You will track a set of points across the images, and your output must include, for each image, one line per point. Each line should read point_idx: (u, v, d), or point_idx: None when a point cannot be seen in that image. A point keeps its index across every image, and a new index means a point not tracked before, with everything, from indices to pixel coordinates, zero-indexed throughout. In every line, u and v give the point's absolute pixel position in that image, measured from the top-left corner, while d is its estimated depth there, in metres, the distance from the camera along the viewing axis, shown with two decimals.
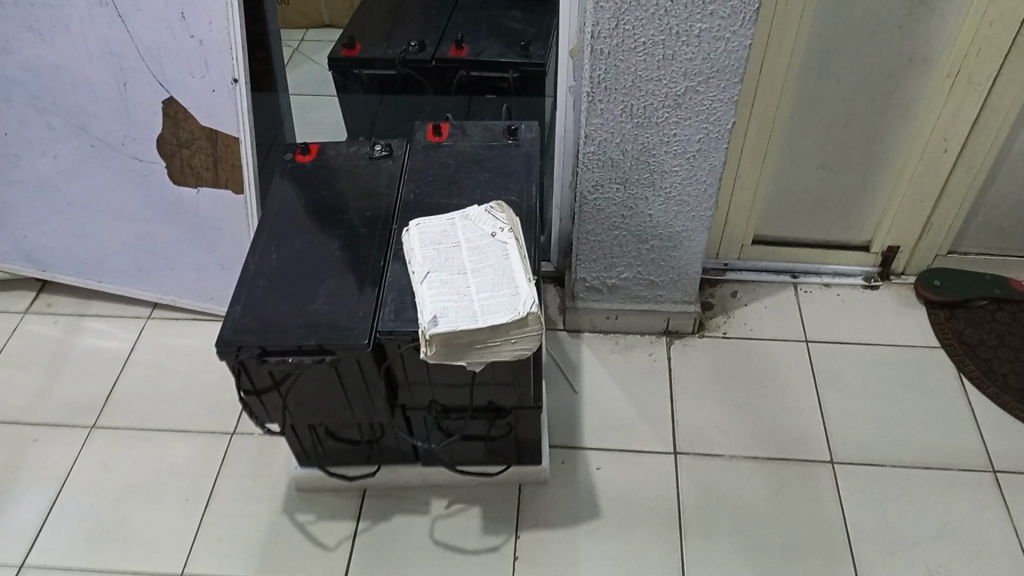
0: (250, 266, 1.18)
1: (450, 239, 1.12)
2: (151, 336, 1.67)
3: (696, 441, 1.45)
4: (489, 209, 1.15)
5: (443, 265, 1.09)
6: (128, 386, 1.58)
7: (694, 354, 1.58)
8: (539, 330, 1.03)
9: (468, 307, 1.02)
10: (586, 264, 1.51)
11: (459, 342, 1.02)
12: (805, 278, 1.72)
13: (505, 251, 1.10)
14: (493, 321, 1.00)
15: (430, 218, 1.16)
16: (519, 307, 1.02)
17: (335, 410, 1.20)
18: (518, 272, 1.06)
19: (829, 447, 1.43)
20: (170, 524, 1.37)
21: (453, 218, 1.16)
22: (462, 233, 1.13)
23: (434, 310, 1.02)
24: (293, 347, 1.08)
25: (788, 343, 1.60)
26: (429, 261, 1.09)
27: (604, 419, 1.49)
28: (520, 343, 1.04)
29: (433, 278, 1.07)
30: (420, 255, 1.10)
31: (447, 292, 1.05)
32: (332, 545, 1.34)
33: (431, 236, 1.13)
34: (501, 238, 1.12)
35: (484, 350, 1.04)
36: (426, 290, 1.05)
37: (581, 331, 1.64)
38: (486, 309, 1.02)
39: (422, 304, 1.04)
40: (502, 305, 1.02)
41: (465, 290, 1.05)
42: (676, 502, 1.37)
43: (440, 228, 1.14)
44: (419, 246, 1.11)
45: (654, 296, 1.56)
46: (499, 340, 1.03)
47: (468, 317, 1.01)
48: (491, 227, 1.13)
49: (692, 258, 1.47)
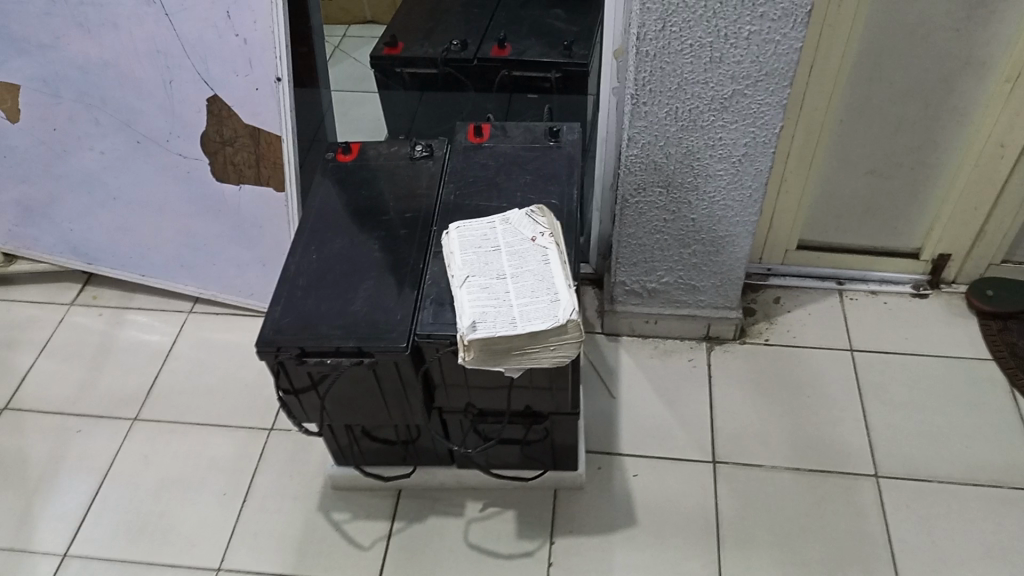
0: (290, 266, 1.18)
1: (489, 243, 1.11)
2: (191, 331, 1.69)
3: (735, 451, 1.42)
4: (529, 213, 1.14)
5: (483, 269, 1.07)
6: (169, 380, 1.60)
7: (735, 361, 1.55)
8: (579, 337, 1.02)
9: (508, 313, 1.01)
10: (626, 267, 1.49)
11: (497, 348, 1.01)
12: (851, 284, 1.67)
13: (546, 257, 1.08)
14: (532, 327, 0.99)
15: (470, 221, 1.14)
16: (558, 314, 1.00)
17: (372, 411, 1.20)
18: (559, 279, 1.05)
19: (873, 460, 1.40)
20: (208, 519, 1.39)
21: (493, 221, 1.14)
22: (502, 237, 1.11)
23: (472, 315, 1.02)
24: (331, 349, 1.08)
25: (831, 351, 1.56)
26: (468, 266, 1.08)
27: (641, 425, 1.47)
28: (560, 351, 1.03)
29: (473, 282, 1.06)
30: (460, 259, 1.09)
31: (486, 297, 1.04)
32: (366, 545, 1.34)
33: (471, 239, 1.12)
34: (542, 243, 1.10)
35: (523, 356, 1.03)
36: (465, 295, 1.04)
37: (619, 335, 1.61)
38: (525, 315, 1.01)
39: (460, 308, 1.03)
40: (541, 312, 1.01)
41: (504, 295, 1.04)
42: (714, 512, 1.34)
43: (480, 232, 1.12)
44: (459, 250, 1.10)
45: (694, 301, 1.53)
46: (537, 346, 1.02)
47: (507, 323, 1.00)
48: (532, 231, 1.11)
49: (735, 264, 1.44)
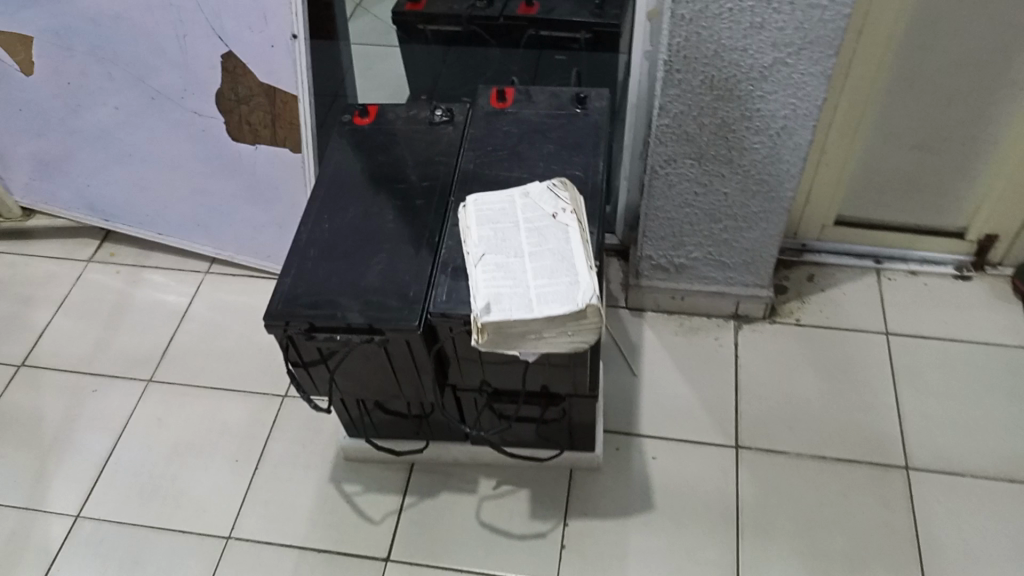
0: (301, 235, 1.14)
1: (508, 218, 1.05)
2: (207, 292, 1.66)
3: (759, 435, 1.37)
4: (551, 186, 1.07)
5: (500, 246, 1.02)
6: (184, 341, 1.58)
7: (763, 340, 1.49)
8: (598, 323, 0.97)
9: (524, 294, 0.97)
10: (653, 242, 1.42)
11: (512, 332, 0.97)
12: (889, 263, 1.59)
13: (566, 235, 1.02)
14: (549, 311, 0.94)
15: (489, 194, 1.09)
16: (577, 299, 0.95)
17: (383, 387, 1.16)
18: (579, 259, 0.99)
19: (904, 451, 1.34)
20: (220, 485, 1.38)
21: (512, 194, 1.08)
22: (521, 212, 1.06)
23: (487, 296, 0.97)
24: (341, 325, 1.04)
25: (865, 334, 1.49)
26: (485, 242, 1.03)
27: (662, 406, 1.42)
28: (577, 336, 0.98)
29: (489, 260, 1.01)
30: (476, 234, 1.04)
31: (502, 277, 0.99)
32: (377, 519, 1.32)
33: (488, 213, 1.06)
34: (563, 220, 1.04)
35: (538, 340, 0.98)
36: (480, 273, 1.00)
37: (643, 310, 1.56)
38: (542, 298, 0.96)
39: (475, 288, 0.98)
40: (559, 295, 0.96)
41: (521, 275, 0.99)
42: (734, 500, 1.30)
43: (498, 206, 1.07)
44: (475, 225, 1.05)
45: (723, 278, 1.47)
46: (554, 331, 0.97)
47: (524, 306, 0.95)
48: (553, 206, 1.05)
49: (767, 240, 1.37)
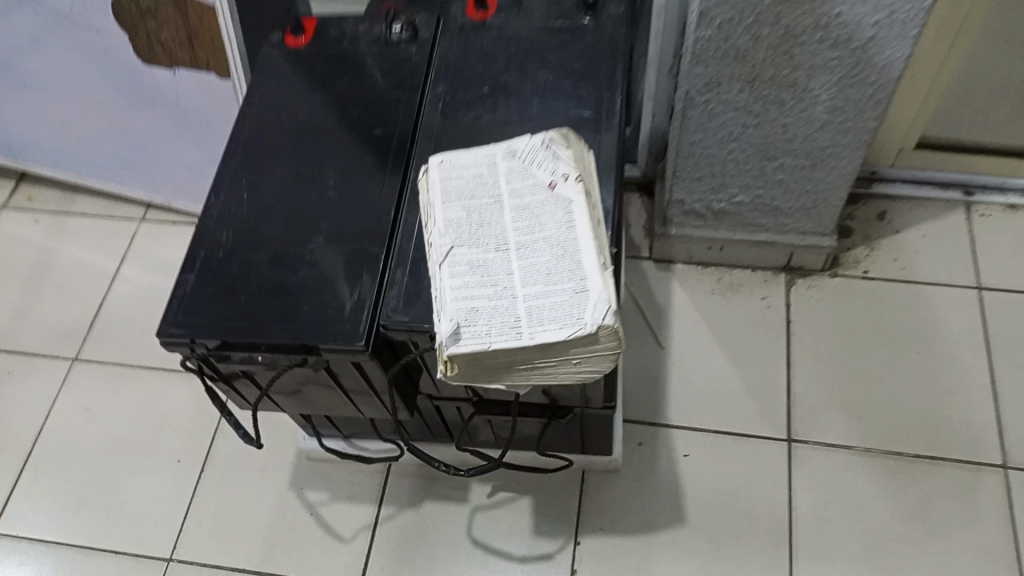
0: (211, 210, 0.84)
1: (486, 190, 0.76)
2: (144, 246, 1.38)
3: (816, 427, 1.11)
4: (546, 142, 0.77)
5: (475, 234, 0.73)
6: (117, 309, 1.31)
7: (821, 300, 1.20)
8: (615, 350, 0.68)
9: (509, 310, 0.68)
10: (686, 184, 1.11)
11: (494, 363, 0.69)
12: (982, 195, 1.27)
13: (569, 215, 0.73)
14: (545, 338, 0.66)
15: (460, 153, 0.79)
16: (585, 319, 0.66)
17: (335, 404, 0.89)
18: (589, 255, 0.70)
19: (1000, 444, 1.07)
20: (160, 494, 1.15)
21: (493, 153, 0.78)
22: (504, 181, 0.76)
23: (455, 313, 0.68)
24: (262, 345, 0.76)
25: (950, 290, 1.20)
26: (453, 229, 0.73)
27: (695, 387, 1.16)
28: (587, 366, 0.69)
29: (459, 257, 0.72)
30: (442, 217, 0.74)
31: (478, 282, 0.70)
32: (347, 536, 1.09)
33: (460, 183, 0.76)
34: (563, 192, 0.74)
35: (531, 372, 0.70)
36: (445, 278, 0.71)
37: (672, 262, 1.26)
38: (535, 316, 0.67)
39: (439, 300, 0.70)
40: (559, 311, 0.67)
41: (505, 280, 0.70)
42: (785, 510, 1.06)
43: (474, 173, 0.77)
44: (440, 203, 0.75)
45: (774, 225, 1.16)
46: (552, 360, 0.69)
47: (510, 330, 0.67)
48: (549, 171, 0.75)
49: (836, 181, 1.06)
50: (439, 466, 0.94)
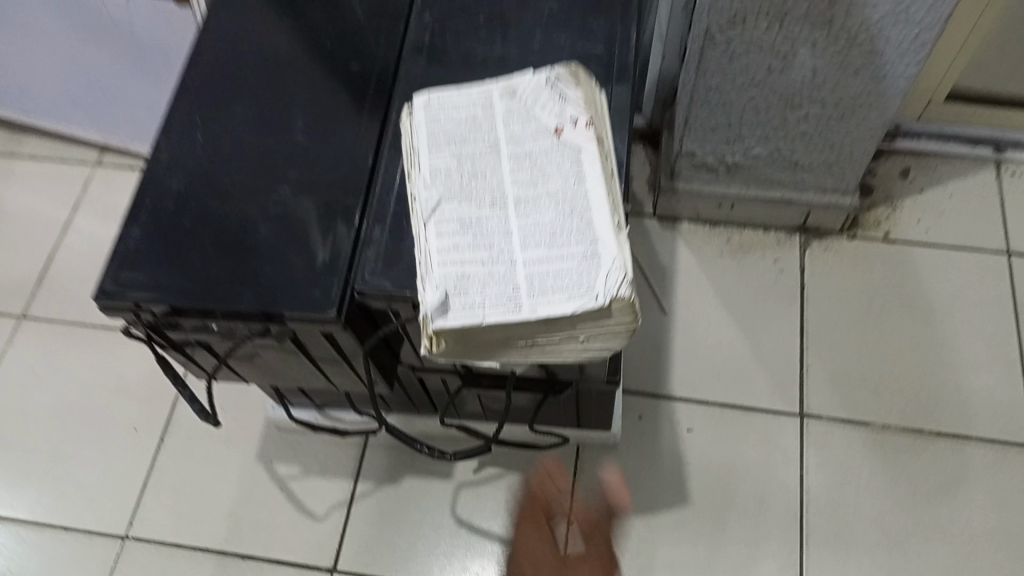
0: (159, 153, 0.73)
1: (480, 135, 0.65)
2: (99, 193, 1.26)
3: (831, 401, 1.03)
4: (551, 80, 0.66)
5: (466, 185, 0.62)
6: (68, 262, 1.20)
7: (839, 264, 1.11)
8: (629, 326, 0.59)
9: (506, 277, 0.58)
10: (699, 133, 1.00)
11: (486, 339, 0.59)
12: (1013, 152, 1.17)
13: (578, 166, 0.62)
14: (548, 311, 0.56)
15: (449, 90, 0.68)
16: (596, 289, 0.56)
17: (305, 375, 0.79)
18: (601, 213, 0.60)
19: None
20: (115, 465, 1.05)
21: (489, 91, 0.67)
22: (501, 124, 0.65)
23: (442, 279, 0.58)
24: (216, 311, 0.66)
25: (977, 255, 1.11)
26: (441, 180, 0.63)
27: (701, 356, 1.06)
28: (593, 343, 0.60)
29: (448, 213, 0.61)
30: (427, 165, 0.64)
31: (469, 242, 0.60)
32: (320, 514, 1.00)
33: (450, 126, 0.65)
34: (572, 138, 0.63)
35: (531, 349, 0.60)
36: (431, 237, 0.60)
37: (677, 219, 1.16)
38: (536, 284, 0.57)
39: (424, 262, 0.60)
40: (566, 280, 0.57)
41: (501, 241, 0.60)
42: (796, 491, 0.98)
43: (466, 114, 0.66)
44: (426, 149, 0.64)
45: (792, 181, 1.06)
46: (556, 336, 0.59)
47: (506, 300, 0.57)
48: (555, 114, 0.64)
49: (864, 133, 0.96)
50: (424, 449, 0.90)
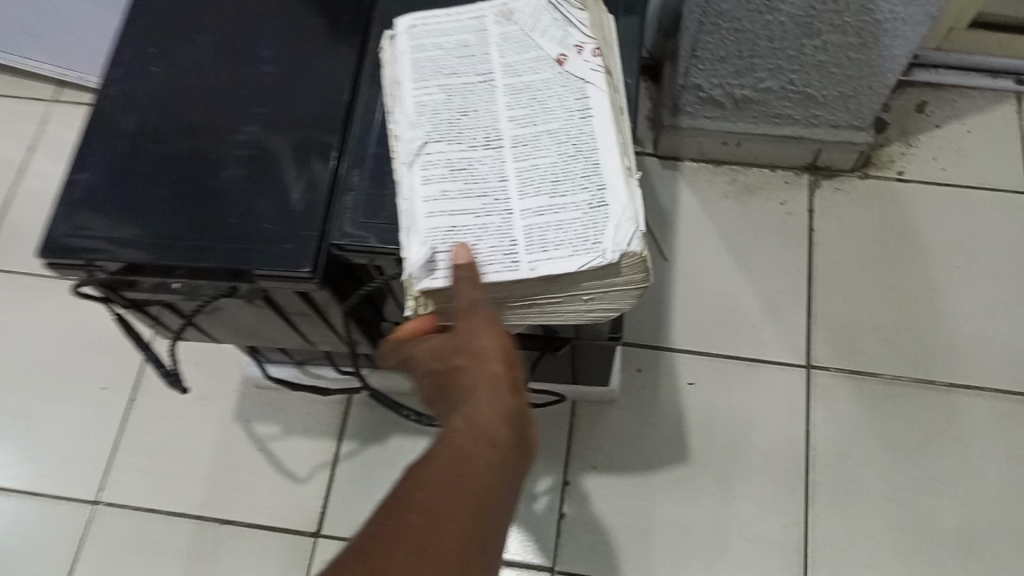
0: (109, 88, 0.64)
1: (472, 64, 0.58)
2: (57, 132, 1.17)
3: (841, 352, 0.97)
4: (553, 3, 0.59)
5: (455, 123, 0.55)
6: (26, 207, 1.11)
7: (850, 206, 1.05)
8: (640, 284, 0.52)
9: (502, 230, 0.51)
10: (705, 65, 0.92)
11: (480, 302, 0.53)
12: None
13: (583, 100, 0.55)
14: (550, 270, 0.50)
15: (436, 13, 0.60)
16: (605, 245, 0.50)
17: (281, 334, 0.72)
18: (609, 155, 0.53)
19: None
20: (83, 425, 0.98)
21: (481, 15, 0.60)
22: (497, 52, 0.58)
23: (429, 233, 0.52)
24: (178, 268, 0.58)
25: (996, 195, 1.04)
26: (427, 116, 0.56)
27: (704, 305, 1.01)
28: (599, 306, 0.54)
29: (435, 155, 0.54)
30: (411, 99, 0.56)
31: (460, 189, 0.53)
32: (302, 475, 0.94)
33: (437, 57, 0.58)
34: (575, 69, 0.56)
35: (531, 310, 0.54)
36: (416, 183, 0.54)
37: (679, 159, 1.08)
38: (536, 238, 0.51)
39: (408, 213, 0.53)
40: (570, 233, 0.51)
41: (496, 187, 0.53)
42: (803, 446, 0.93)
43: (455, 41, 0.59)
44: (409, 82, 0.57)
45: (803, 116, 0.98)
46: (559, 296, 0.53)
47: (503, 257, 0.51)
48: (557, 41, 0.57)
49: (885, 64, 0.88)
50: (409, 414, 0.87)
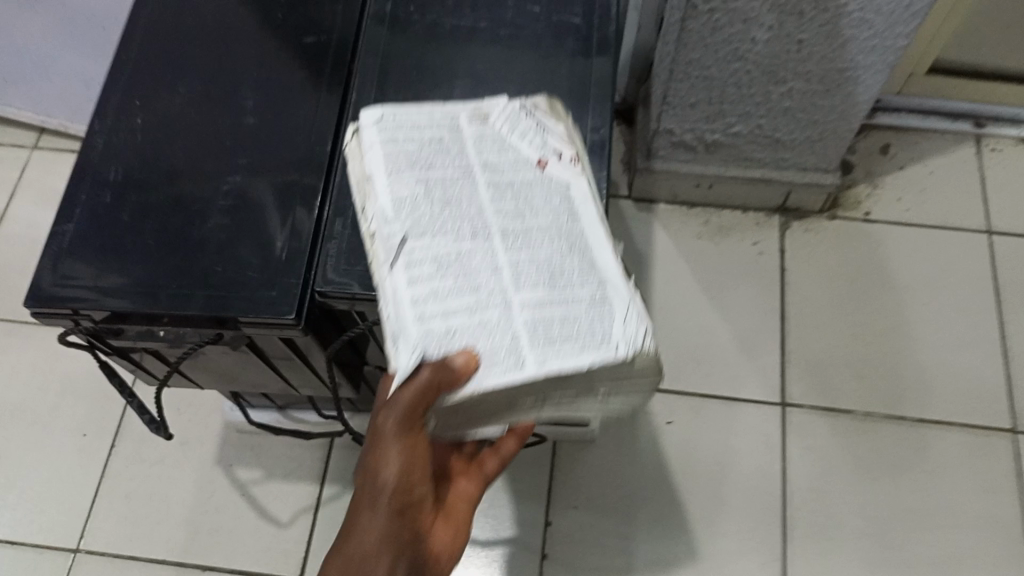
0: (96, 139, 0.66)
1: (450, 160, 0.58)
2: (38, 178, 1.17)
3: (814, 389, 0.99)
4: (527, 110, 0.61)
5: (437, 219, 0.55)
6: (6, 253, 1.12)
7: (820, 247, 1.08)
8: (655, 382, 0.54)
9: (503, 336, 0.49)
10: (677, 110, 0.95)
11: (484, 409, 0.51)
12: (994, 126, 1.14)
13: (565, 202, 0.56)
14: (562, 364, 0.48)
15: (408, 109, 0.61)
16: (616, 341, 0.49)
17: (262, 379, 0.73)
18: (603, 254, 0.54)
19: (1012, 408, 0.97)
20: (62, 472, 0.98)
21: (455, 115, 0.61)
22: (474, 152, 0.59)
23: (421, 337, 0.49)
24: (164, 317, 0.59)
25: (959, 234, 1.08)
26: (409, 213, 0.55)
27: (681, 344, 1.03)
28: (614, 400, 0.55)
29: (418, 253, 0.53)
30: (392, 194, 0.56)
31: (449, 288, 0.52)
32: (285, 520, 0.94)
33: (414, 152, 0.58)
34: (556, 172, 0.58)
35: (544, 404, 0.53)
36: (402, 283, 0.52)
37: (653, 201, 1.11)
38: (542, 334, 0.49)
39: (395, 317, 0.51)
40: (575, 329, 0.50)
41: (488, 290, 0.52)
42: (780, 483, 0.95)
43: (430, 137, 0.59)
44: (389, 178, 0.56)
45: (771, 159, 1.02)
46: (577, 393, 0.52)
47: (506, 356, 0.49)
48: (537, 146, 0.59)
49: (848, 109, 0.92)
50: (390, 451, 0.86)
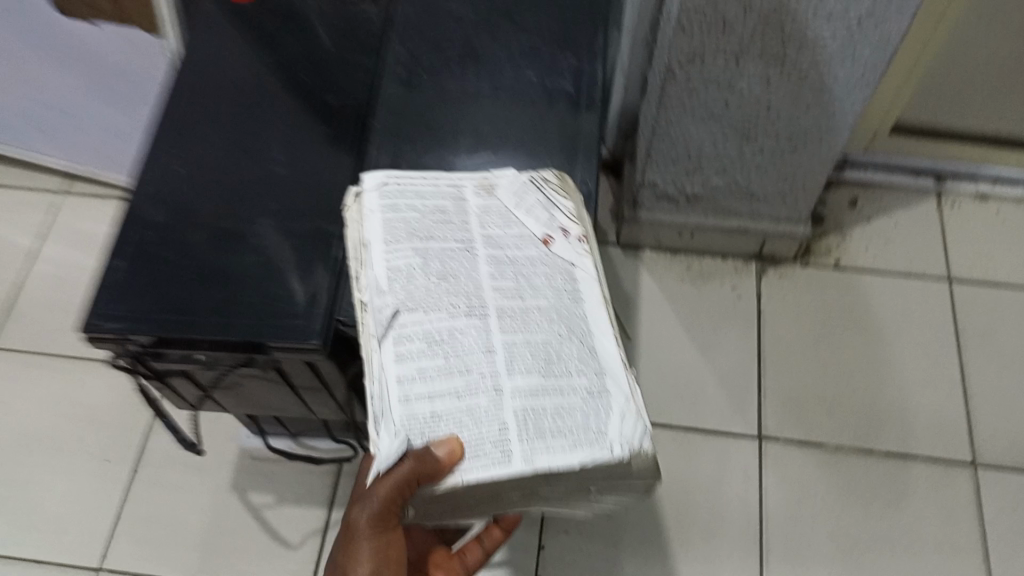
0: (144, 186, 0.74)
1: (455, 234, 0.67)
2: (67, 221, 1.26)
3: (789, 422, 1.07)
4: (536, 182, 0.71)
5: (438, 300, 0.62)
6: (36, 290, 1.20)
7: (794, 291, 1.16)
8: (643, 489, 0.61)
9: (496, 428, 0.56)
10: (661, 165, 1.05)
11: (473, 497, 0.58)
12: (953, 182, 1.24)
13: (565, 284, 0.64)
14: (546, 462, 0.54)
15: (414, 175, 0.70)
16: (603, 441, 0.56)
17: (281, 403, 0.81)
18: (602, 341, 0.62)
19: (971, 441, 1.05)
20: (85, 496, 1.04)
21: (461, 186, 0.70)
22: (478, 228, 0.67)
23: (405, 420, 0.56)
24: (205, 342, 0.67)
25: (922, 281, 1.17)
26: (407, 289, 0.62)
27: (665, 380, 1.10)
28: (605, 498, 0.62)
29: (413, 331, 0.60)
30: (392, 266, 0.63)
31: (440, 366, 0.58)
32: (294, 542, 1.01)
33: (420, 226, 0.67)
34: (561, 251, 0.66)
35: (538, 497, 0.60)
36: (392, 362, 0.58)
37: (640, 248, 1.20)
38: (529, 426, 0.56)
39: (385, 396, 0.57)
40: (566, 424, 0.56)
41: (482, 374, 0.58)
42: (757, 509, 1.02)
43: (433, 207, 0.68)
44: (390, 250, 0.65)
45: (747, 210, 1.11)
46: (572, 489, 0.60)
47: (492, 450, 0.55)
48: (542, 223, 0.68)
49: (815, 165, 1.01)
50: None
